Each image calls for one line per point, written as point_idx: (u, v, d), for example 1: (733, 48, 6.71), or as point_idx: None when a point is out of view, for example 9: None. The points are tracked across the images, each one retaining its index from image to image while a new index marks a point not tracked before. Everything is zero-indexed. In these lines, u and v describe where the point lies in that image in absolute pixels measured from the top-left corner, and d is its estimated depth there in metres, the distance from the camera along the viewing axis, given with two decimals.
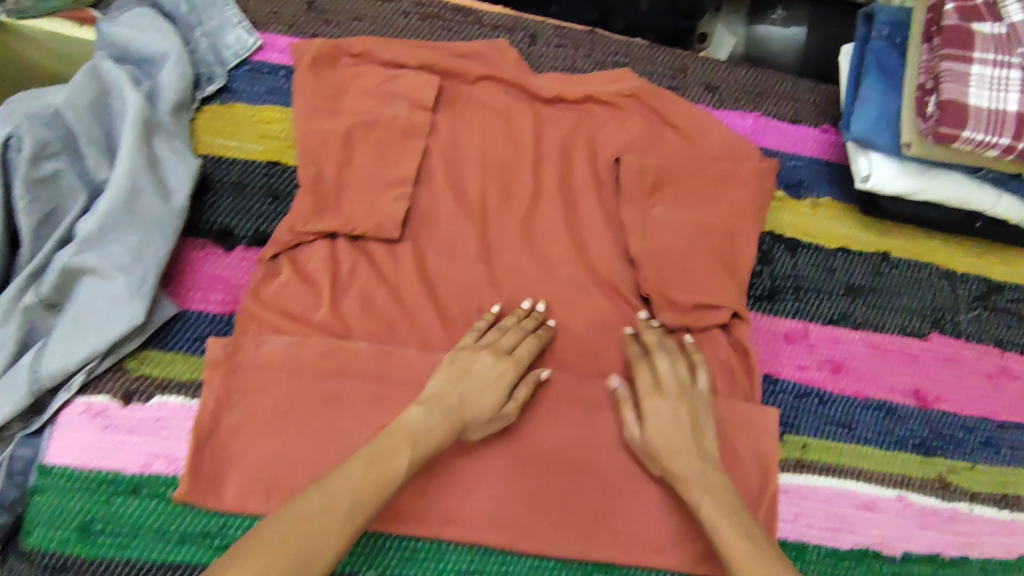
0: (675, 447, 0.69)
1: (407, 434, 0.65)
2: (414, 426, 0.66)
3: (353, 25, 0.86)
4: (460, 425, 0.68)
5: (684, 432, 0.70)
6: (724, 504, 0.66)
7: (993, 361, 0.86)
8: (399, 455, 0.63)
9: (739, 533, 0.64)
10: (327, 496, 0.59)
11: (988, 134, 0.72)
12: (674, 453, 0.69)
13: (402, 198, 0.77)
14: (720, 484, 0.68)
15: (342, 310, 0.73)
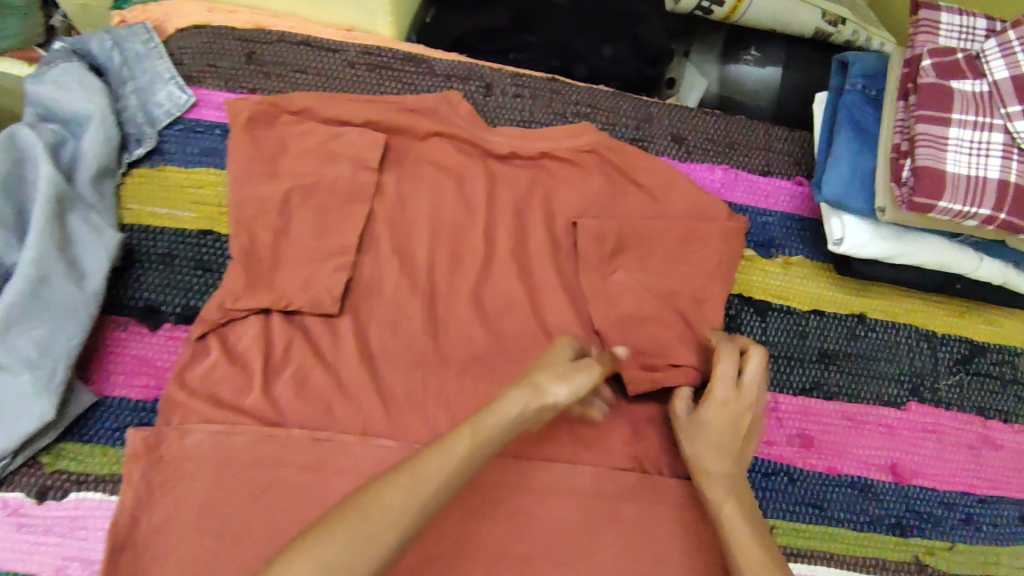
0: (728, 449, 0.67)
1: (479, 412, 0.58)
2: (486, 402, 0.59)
3: (296, 77, 0.80)
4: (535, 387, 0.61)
5: (736, 437, 0.68)
6: (748, 514, 0.64)
7: (974, 431, 0.82)
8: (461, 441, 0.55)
9: (756, 541, 0.61)
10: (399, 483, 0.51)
11: (967, 204, 0.67)
12: (718, 451, 0.67)
13: (342, 268, 0.72)
14: (747, 500, 0.66)
15: (275, 394, 0.69)
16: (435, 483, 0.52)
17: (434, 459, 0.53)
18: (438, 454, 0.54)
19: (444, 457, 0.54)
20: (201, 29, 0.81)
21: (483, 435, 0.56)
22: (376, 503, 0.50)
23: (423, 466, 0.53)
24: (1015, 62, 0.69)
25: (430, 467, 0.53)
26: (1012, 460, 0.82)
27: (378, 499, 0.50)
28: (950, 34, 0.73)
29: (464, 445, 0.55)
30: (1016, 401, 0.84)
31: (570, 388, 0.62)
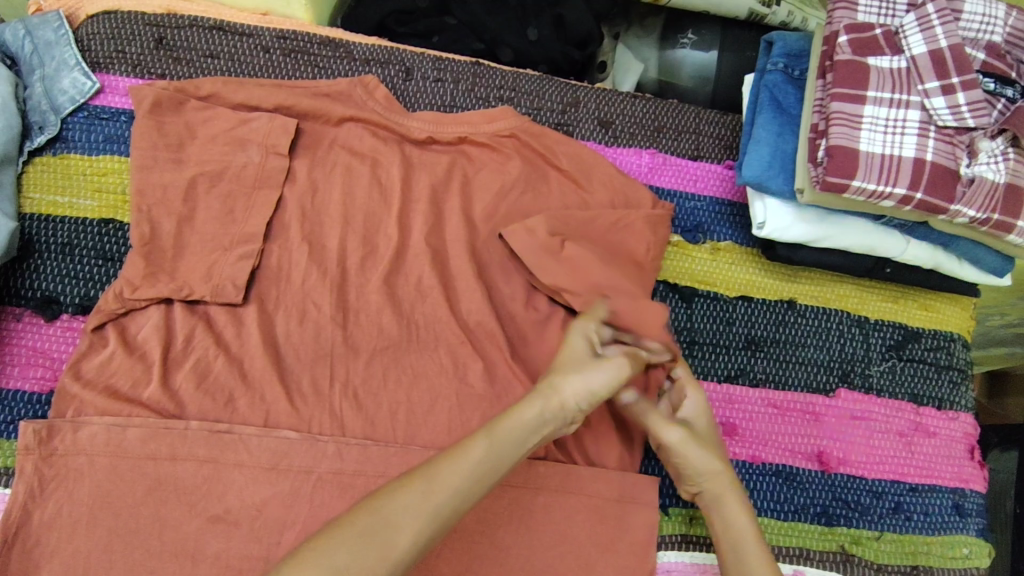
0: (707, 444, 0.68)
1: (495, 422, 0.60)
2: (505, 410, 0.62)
3: (207, 63, 0.78)
4: (550, 391, 0.62)
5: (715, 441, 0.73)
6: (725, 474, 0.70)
7: (907, 418, 0.80)
8: (478, 442, 0.58)
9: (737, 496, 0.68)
10: (424, 490, 0.54)
11: (881, 184, 0.64)
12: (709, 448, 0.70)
13: (247, 257, 0.70)
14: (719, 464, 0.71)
15: (174, 386, 0.67)
16: (449, 489, 0.55)
17: (454, 466, 0.56)
18: (450, 460, 0.56)
19: (456, 465, 0.56)
20: (111, 13, 0.79)
21: (502, 437, 0.59)
22: (386, 513, 0.53)
23: (433, 473, 0.55)
24: (934, 37, 0.66)
25: (442, 474, 0.55)
26: (946, 447, 0.80)
27: (389, 512, 0.53)
28: (869, 10, 0.70)
29: (477, 448, 0.57)
30: (951, 387, 0.82)
31: (586, 388, 0.63)
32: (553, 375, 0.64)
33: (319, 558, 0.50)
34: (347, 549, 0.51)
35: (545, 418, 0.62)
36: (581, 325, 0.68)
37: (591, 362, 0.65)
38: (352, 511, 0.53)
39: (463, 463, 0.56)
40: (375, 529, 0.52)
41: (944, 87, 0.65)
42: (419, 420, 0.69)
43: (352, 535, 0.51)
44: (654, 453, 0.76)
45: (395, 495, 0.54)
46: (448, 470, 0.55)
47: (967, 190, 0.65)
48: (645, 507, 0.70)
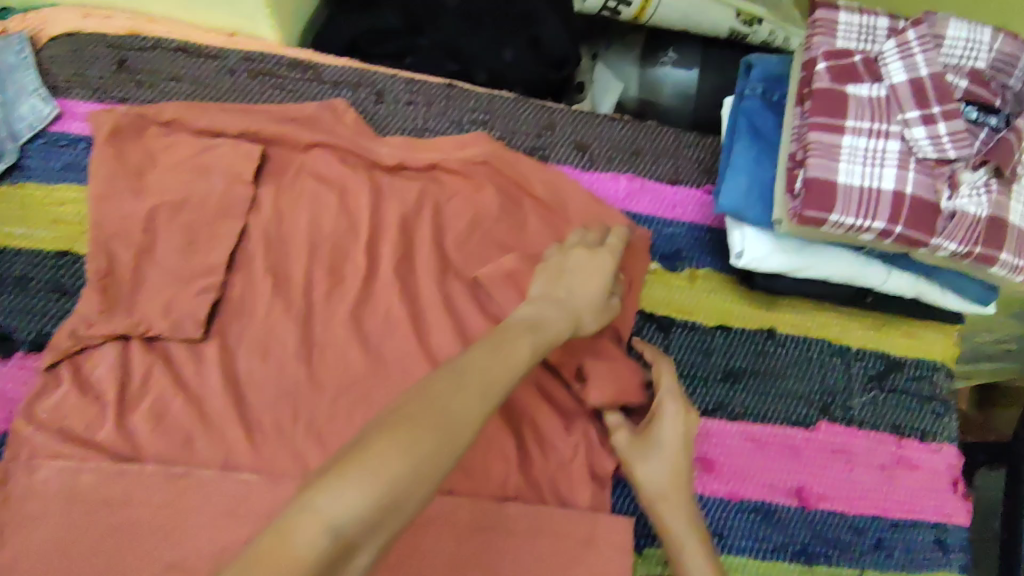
0: (662, 458, 0.65)
1: (530, 324, 0.64)
2: (534, 318, 0.64)
3: (171, 86, 0.76)
4: (576, 316, 0.67)
5: (685, 455, 0.66)
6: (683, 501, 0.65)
7: (889, 451, 0.78)
8: (525, 344, 0.61)
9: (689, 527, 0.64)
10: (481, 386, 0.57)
11: (859, 217, 0.62)
12: (667, 467, 0.65)
13: (208, 290, 0.68)
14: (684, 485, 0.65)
15: (131, 427, 0.65)
16: (499, 384, 0.58)
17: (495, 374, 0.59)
18: (500, 360, 0.59)
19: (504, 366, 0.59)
20: (73, 35, 0.77)
21: (541, 349, 0.63)
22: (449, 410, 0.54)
23: (488, 378, 0.58)
24: (914, 65, 0.64)
25: (485, 375, 0.58)
26: (928, 481, 0.78)
27: (451, 408, 0.54)
28: (848, 35, 0.67)
29: (527, 360, 0.61)
30: (934, 419, 0.80)
31: (600, 320, 0.69)
32: (575, 300, 0.68)
33: (398, 448, 0.50)
34: (421, 442, 0.51)
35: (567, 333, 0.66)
36: (599, 254, 0.71)
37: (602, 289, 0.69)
38: (409, 408, 0.53)
39: (509, 369, 0.59)
40: (445, 424, 0.53)
41: (925, 117, 0.63)
42: None
43: (424, 427, 0.52)
44: (628, 491, 0.74)
45: (451, 395, 0.55)
46: (495, 378, 0.57)
47: (948, 224, 0.63)
48: (620, 549, 0.68)
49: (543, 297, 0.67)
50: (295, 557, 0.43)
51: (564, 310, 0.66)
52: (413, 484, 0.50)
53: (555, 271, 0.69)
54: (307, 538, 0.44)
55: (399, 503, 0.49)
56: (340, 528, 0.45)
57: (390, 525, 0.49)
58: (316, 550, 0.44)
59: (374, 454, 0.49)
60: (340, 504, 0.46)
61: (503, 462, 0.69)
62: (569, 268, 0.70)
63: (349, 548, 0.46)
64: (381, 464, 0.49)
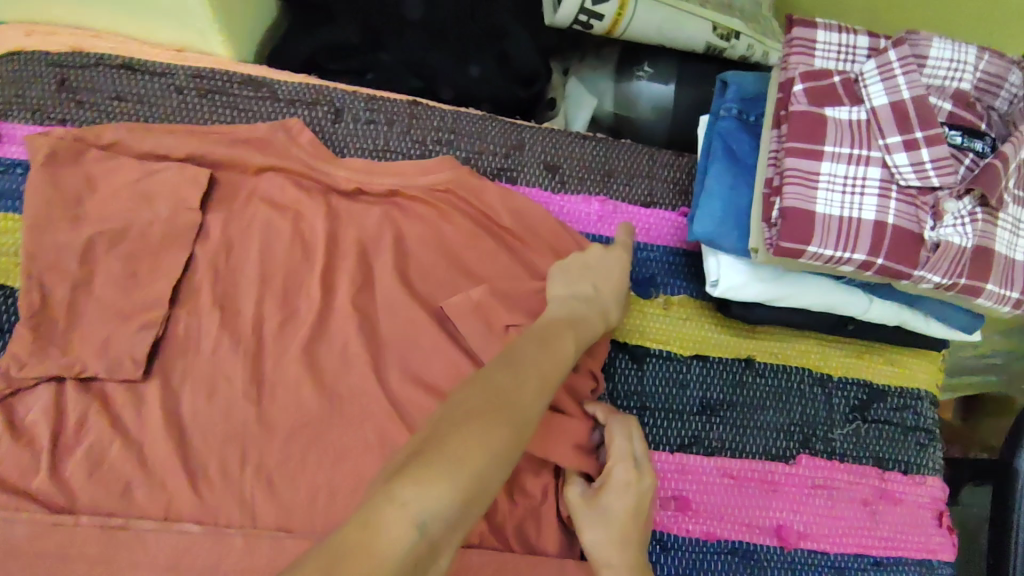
0: (609, 526, 0.60)
1: (565, 321, 0.63)
2: (568, 316, 0.63)
3: (114, 106, 0.72)
4: (603, 312, 0.66)
5: (637, 524, 0.61)
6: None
7: (871, 484, 0.75)
8: (566, 338, 0.61)
9: None
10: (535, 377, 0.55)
11: (838, 249, 0.59)
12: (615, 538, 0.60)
13: (151, 326, 0.64)
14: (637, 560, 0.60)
15: (66, 475, 0.61)
16: (553, 377, 0.57)
17: (547, 367, 0.57)
18: (549, 353, 0.58)
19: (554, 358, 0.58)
20: (13, 56, 0.72)
21: (577, 343, 0.62)
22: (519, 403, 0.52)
23: (542, 370, 0.56)
24: (896, 87, 0.61)
25: (541, 368, 0.56)
26: (911, 515, 0.75)
27: (518, 399, 0.53)
28: (827, 53, 0.64)
29: (570, 356, 0.60)
30: (918, 450, 0.77)
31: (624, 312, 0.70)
32: (602, 296, 0.67)
33: (475, 440, 0.48)
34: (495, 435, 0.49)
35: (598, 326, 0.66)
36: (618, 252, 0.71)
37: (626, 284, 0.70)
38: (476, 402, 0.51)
39: (557, 362, 0.58)
40: (516, 414, 0.51)
41: (906, 142, 0.60)
42: (345, 504, 0.63)
43: (497, 421, 0.50)
44: None
45: (516, 387, 0.53)
46: (551, 372, 0.56)
47: (932, 255, 0.59)
48: None
49: (569, 293, 0.66)
50: (384, 553, 0.41)
51: (593, 305, 0.66)
52: (494, 476, 0.48)
53: (578, 266, 0.68)
54: (397, 534, 0.42)
55: (477, 500, 0.47)
56: (425, 524, 0.43)
57: (467, 521, 0.47)
58: (404, 546, 0.42)
59: (452, 446, 0.47)
60: (426, 499, 0.44)
61: None
62: (592, 263, 0.69)
63: (434, 544, 0.44)
64: (461, 457, 0.47)
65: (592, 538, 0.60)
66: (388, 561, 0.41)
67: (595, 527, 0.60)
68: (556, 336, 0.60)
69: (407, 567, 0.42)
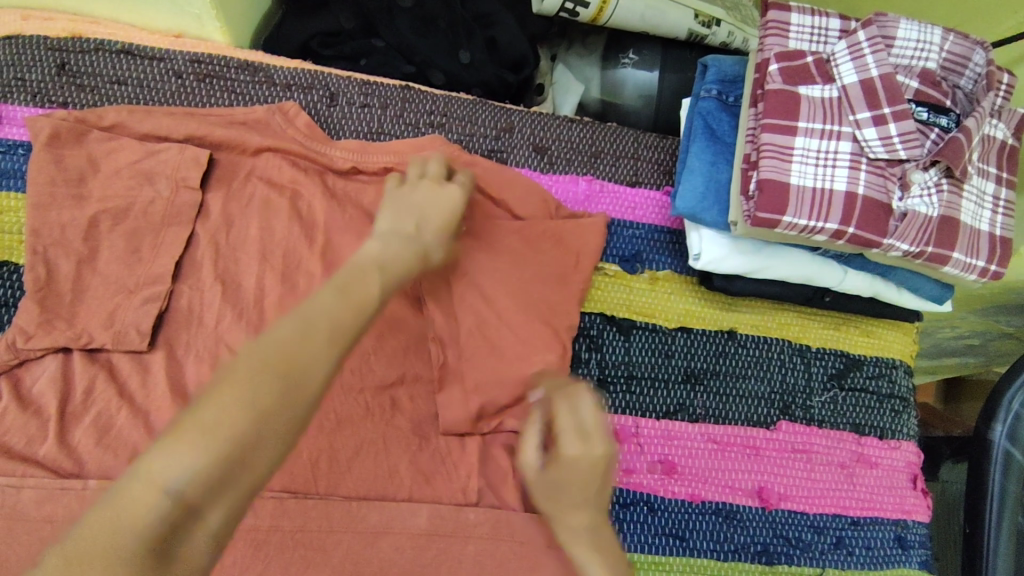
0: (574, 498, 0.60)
1: (372, 263, 0.58)
2: (380, 256, 0.59)
3: (114, 90, 0.74)
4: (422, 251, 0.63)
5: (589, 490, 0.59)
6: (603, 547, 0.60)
7: (848, 449, 0.79)
8: (370, 281, 0.55)
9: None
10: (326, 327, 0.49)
11: (812, 219, 0.62)
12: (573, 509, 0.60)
13: (152, 299, 0.67)
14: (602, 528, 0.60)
15: (72, 443, 0.63)
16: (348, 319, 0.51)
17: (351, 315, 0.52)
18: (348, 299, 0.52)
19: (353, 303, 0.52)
20: (12, 38, 0.73)
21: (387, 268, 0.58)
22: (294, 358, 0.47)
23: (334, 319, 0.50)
24: (865, 66, 0.64)
25: (337, 319, 0.50)
26: (888, 478, 0.79)
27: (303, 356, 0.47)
28: (800, 35, 0.68)
29: (377, 298, 0.55)
30: (893, 416, 0.81)
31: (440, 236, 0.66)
32: (430, 238, 0.64)
33: (231, 402, 0.44)
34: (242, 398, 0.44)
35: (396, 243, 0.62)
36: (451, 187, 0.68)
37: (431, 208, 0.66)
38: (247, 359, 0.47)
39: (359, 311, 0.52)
40: (290, 375, 0.46)
41: (876, 118, 0.63)
42: (343, 468, 0.66)
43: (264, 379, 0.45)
44: None
45: (302, 340, 0.48)
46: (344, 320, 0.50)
47: (900, 224, 0.63)
48: None
49: (389, 233, 0.62)
50: (132, 522, 0.40)
51: (408, 244, 0.62)
52: (257, 439, 0.44)
53: (398, 199, 0.67)
54: (144, 500, 0.41)
55: (242, 461, 0.44)
56: (176, 491, 0.41)
57: (233, 483, 0.43)
58: (151, 514, 0.41)
59: (207, 410, 0.44)
60: (173, 468, 0.42)
61: (462, 468, 0.68)
62: (420, 204, 0.66)
63: (196, 510, 0.42)
64: (215, 423, 0.43)
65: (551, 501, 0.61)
66: (132, 529, 0.40)
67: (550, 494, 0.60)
68: (356, 278, 0.54)
69: (162, 531, 0.41)
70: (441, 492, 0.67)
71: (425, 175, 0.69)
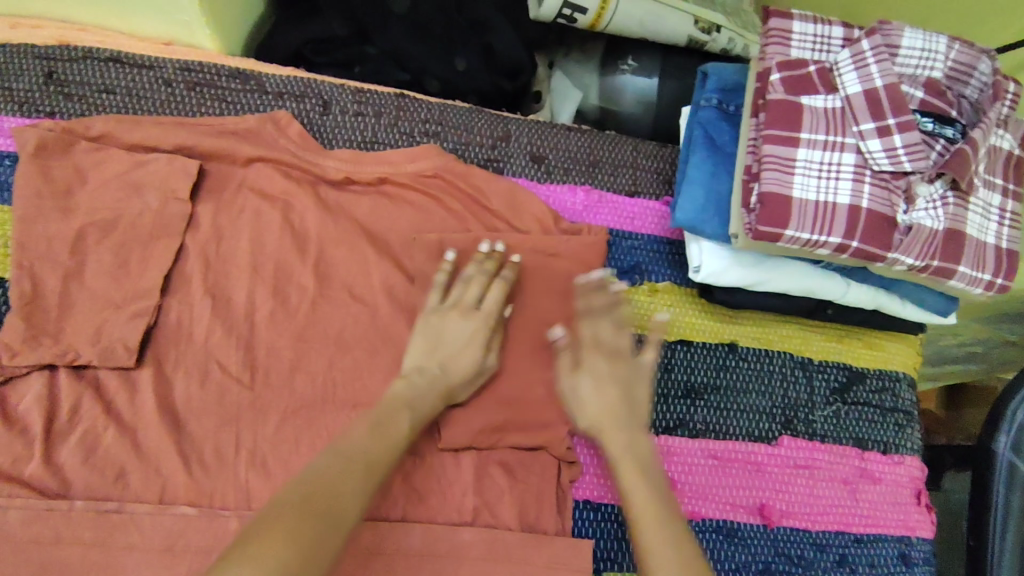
0: (613, 400, 0.63)
1: (401, 402, 0.61)
2: (407, 396, 0.62)
3: (102, 99, 0.73)
4: (447, 393, 0.64)
5: (615, 388, 0.64)
6: (649, 476, 0.59)
7: (851, 464, 0.77)
8: (400, 419, 0.60)
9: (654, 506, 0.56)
10: (355, 461, 0.55)
11: (815, 233, 0.61)
12: (603, 409, 0.63)
13: (141, 315, 0.65)
14: (646, 449, 0.61)
15: (59, 463, 0.62)
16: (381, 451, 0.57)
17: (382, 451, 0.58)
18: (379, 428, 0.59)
19: (386, 439, 0.58)
20: None
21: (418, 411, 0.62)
22: (336, 489, 0.52)
23: (367, 457, 0.56)
24: (869, 75, 0.63)
25: (370, 456, 0.56)
26: (891, 493, 0.78)
27: (336, 493, 0.52)
28: (803, 44, 0.66)
29: (403, 438, 0.60)
30: (897, 430, 0.79)
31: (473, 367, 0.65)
32: (450, 378, 0.64)
33: (281, 531, 0.47)
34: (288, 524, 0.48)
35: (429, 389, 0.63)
36: (478, 322, 0.66)
37: (457, 345, 0.65)
38: (287, 492, 0.51)
39: (391, 440, 0.59)
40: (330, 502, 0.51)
41: (880, 128, 0.62)
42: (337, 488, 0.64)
43: (309, 509, 0.50)
44: (587, 514, 0.71)
45: (341, 476, 0.53)
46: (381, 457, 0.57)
47: (905, 238, 0.62)
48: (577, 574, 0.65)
49: (414, 370, 0.64)
50: None
51: (436, 384, 0.64)
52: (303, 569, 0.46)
53: (430, 339, 0.65)
54: None
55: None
56: None
57: None
58: None
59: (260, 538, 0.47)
60: None
61: (457, 486, 0.67)
62: (444, 339, 0.65)
63: None
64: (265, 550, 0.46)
65: (580, 413, 0.65)
66: None
67: (580, 404, 0.65)
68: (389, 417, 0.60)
69: None
70: (435, 511, 0.66)
71: (451, 301, 0.66)
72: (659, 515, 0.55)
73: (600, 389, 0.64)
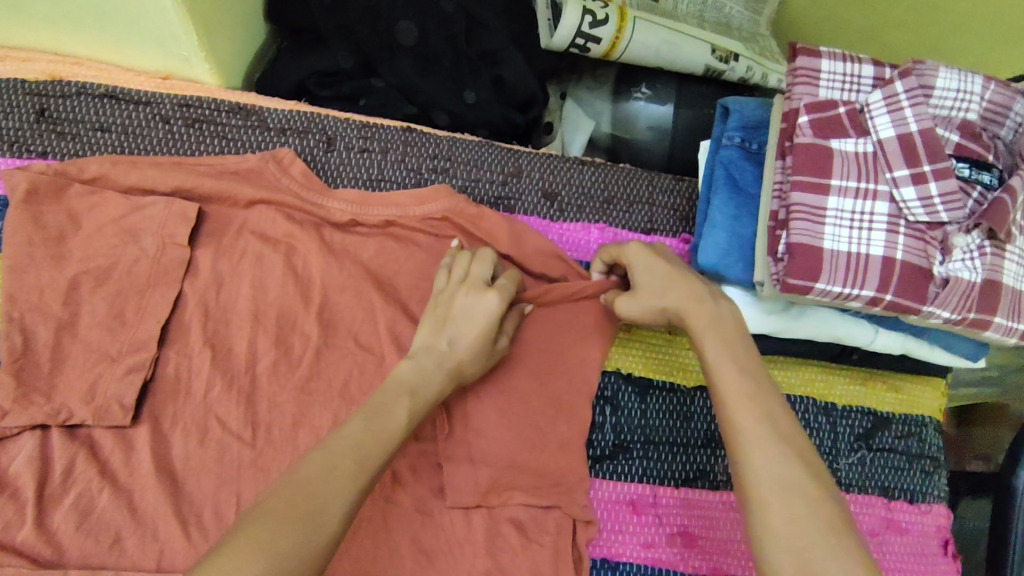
0: (681, 280, 0.58)
1: (403, 386, 0.56)
2: (410, 378, 0.57)
3: (97, 138, 0.70)
4: (456, 371, 0.60)
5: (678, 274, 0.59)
6: (740, 355, 0.53)
7: (877, 514, 0.74)
8: (403, 412, 0.54)
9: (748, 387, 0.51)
10: (348, 458, 0.49)
11: (846, 285, 0.58)
12: (670, 297, 0.58)
13: (136, 369, 0.62)
14: (733, 325, 0.56)
15: (51, 529, 0.59)
16: (376, 449, 0.51)
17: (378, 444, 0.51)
18: (379, 420, 0.53)
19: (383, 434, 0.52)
20: None
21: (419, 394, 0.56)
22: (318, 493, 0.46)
23: (362, 456, 0.49)
24: (903, 119, 0.59)
25: (361, 453, 0.50)
26: (918, 545, 0.75)
27: (318, 496, 0.46)
28: (831, 83, 0.63)
29: (403, 427, 0.54)
30: (923, 477, 0.77)
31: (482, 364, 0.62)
32: (455, 359, 0.60)
33: (253, 542, 0.42)
34: (262, 538, 0.42)
35: (440, 373, 0.59)
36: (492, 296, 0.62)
37: (473, 313, 0.61)
38: (262, 501, 0.45)
39: (389, 437, 0.52)
40: (312, 511, 0.45)
41: (914, 175, 0.59)
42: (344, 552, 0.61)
43: (287, 520, 0.43)
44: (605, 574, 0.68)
45: (323, 477, 0.47)
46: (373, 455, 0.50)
47: (941, 291, 0.59)
48: None
49: (422, 349, 0.60)
50: None
51: (444, 365, 0.60)
52: None
53: (442, 314, 0.62)
54: None
55: None
56: None
57: None
58: None
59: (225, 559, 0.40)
60: None
61: (470, 547, 0.64)
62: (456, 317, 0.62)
63: None
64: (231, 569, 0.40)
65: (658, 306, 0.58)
66: None
67: (653, 295, 0.59)
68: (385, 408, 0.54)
69: None
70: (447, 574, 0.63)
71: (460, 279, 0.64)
72: (782, 488, 0.46)
73: (668, 280, 0.59)
